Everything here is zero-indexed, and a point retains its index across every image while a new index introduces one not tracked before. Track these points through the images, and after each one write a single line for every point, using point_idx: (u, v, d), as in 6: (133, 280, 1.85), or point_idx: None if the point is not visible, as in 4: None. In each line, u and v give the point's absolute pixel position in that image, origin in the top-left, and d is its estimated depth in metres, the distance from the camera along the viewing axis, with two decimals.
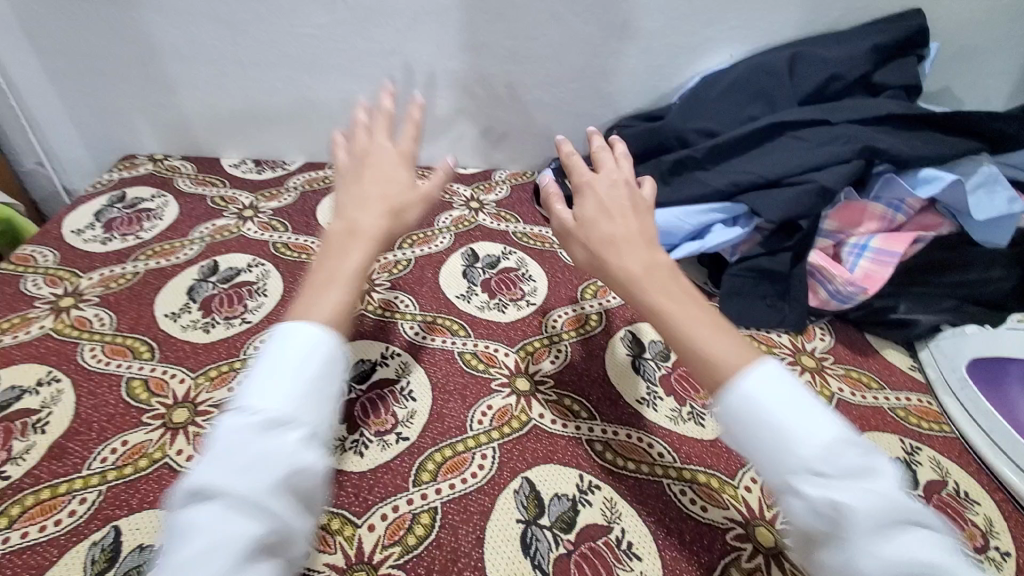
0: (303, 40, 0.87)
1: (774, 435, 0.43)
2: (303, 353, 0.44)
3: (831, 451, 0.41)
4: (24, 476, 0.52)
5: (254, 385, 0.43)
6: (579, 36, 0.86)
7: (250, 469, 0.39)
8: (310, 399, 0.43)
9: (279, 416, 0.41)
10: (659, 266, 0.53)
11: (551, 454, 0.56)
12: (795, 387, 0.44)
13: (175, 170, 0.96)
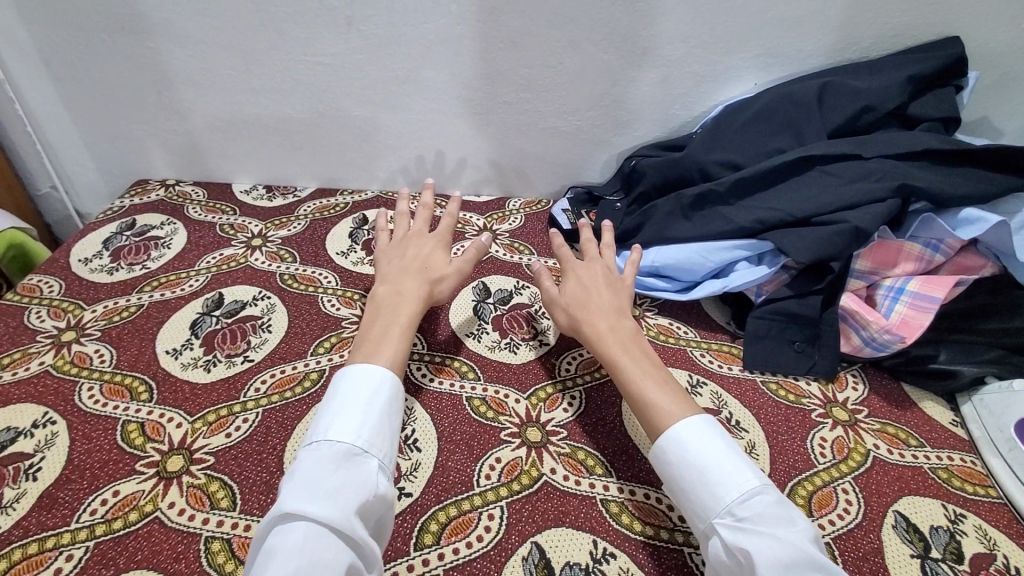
0: (316, 68, 0.86)
1: (696, 478, 0.49)
2: (376, 388, 0.53)
3: (744, 496, 0.46)
4: (12, 528, 0.49)
5: (329, 422, 0.50)
6: (597, 64, 0.83)
7: (335, 494, 0.45)
8: (381, 429, 0.51)
9: (355, 447, 0.48)
10: (623, 328, 0.62)
11: (562, 516, 0.52)
12: (714, 437, 0.50)
13: (186, 196, 0.95)
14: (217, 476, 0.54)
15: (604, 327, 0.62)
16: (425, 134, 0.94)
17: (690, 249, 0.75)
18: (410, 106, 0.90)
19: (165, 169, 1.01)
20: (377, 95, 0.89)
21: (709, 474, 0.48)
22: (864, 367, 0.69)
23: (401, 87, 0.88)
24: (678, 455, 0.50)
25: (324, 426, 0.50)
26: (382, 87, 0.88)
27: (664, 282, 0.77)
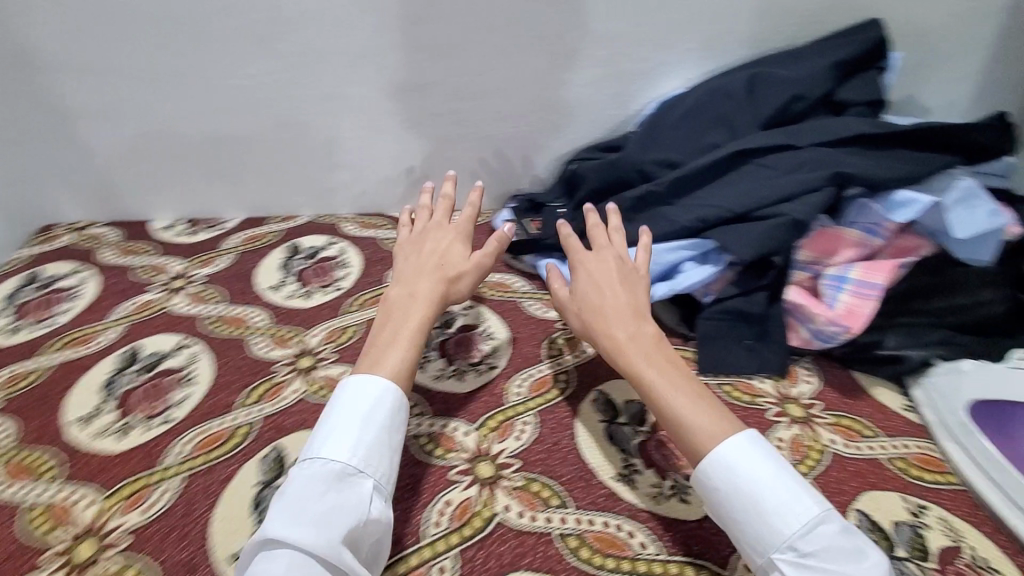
0: (233, 92, 0.81)
1: (749, 506, 0.47)
2: (373, 405, 0.51)
3: (807, 528, 0.45)
4: None
5: (327, 440, 0.49)
6: (526, 69, 0.80)
7: (320, 518, 0.44)
8: (380, 448, 0.50)
9: (350, 467, 0.48)
10: (645, 335, 0.58)
11: (518, 558, 0.49)
12: (766, 461, 0.48)
13: (98, 239, 0.88)
14: (135, 558, 0.49)
15: (623, 337, 0.57)
16: (354, 152, 0.89)
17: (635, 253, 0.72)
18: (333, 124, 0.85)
19: (75, 213, 0.93)
20: (298, 116, 0.84)
21: (764, 502, 0.47)
22: (816, 360, 0.68)
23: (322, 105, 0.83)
24: (726, 481, 0.48)
25: (319, 444, 0.49)
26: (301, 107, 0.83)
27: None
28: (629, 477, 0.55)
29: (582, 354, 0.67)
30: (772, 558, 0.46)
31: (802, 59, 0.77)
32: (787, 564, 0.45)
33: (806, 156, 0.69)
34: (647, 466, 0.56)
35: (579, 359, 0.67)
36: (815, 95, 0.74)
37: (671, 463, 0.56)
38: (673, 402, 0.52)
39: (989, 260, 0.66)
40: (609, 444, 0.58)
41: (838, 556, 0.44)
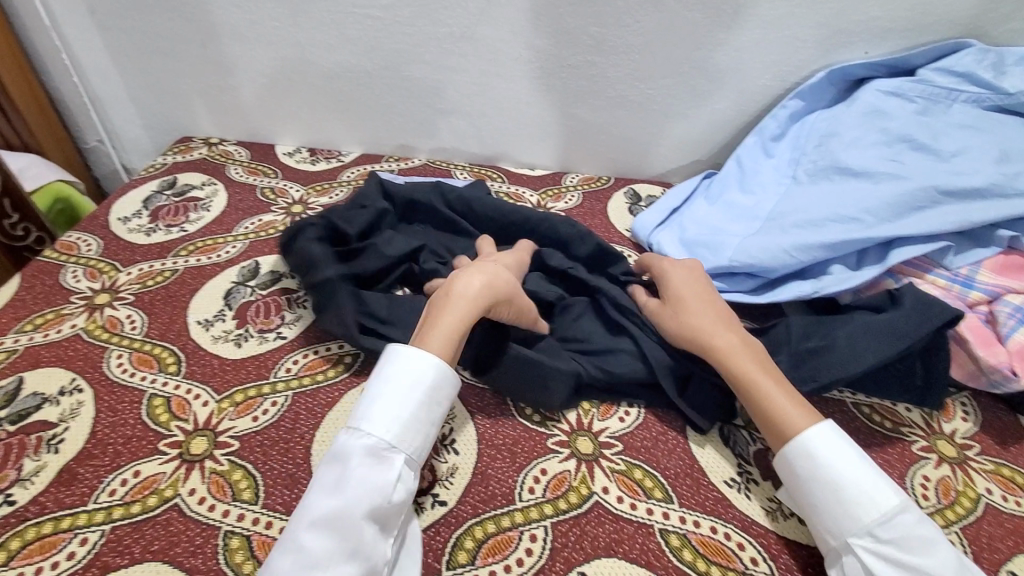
0: (365, 22, 0.79)
1: (829, 493, 0.45)
2: (417, 383, 0.47)
3: (886, 517, 0.43)
4: (74, 458, 0.50)
5: (370, 412, 0.46)
6: (681, 23, 0.73)
7: (372, 490, 0.43)
8: (433, 409, 0.47)
9: (381, 443, 0.45)
10: (748, 343, 0.53)
11: (615, 545, 0.46)
12: (845, 445, 0.46)
13: (228, 155, 0.91)
14: (241, 464, 0.50)
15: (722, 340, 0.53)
16: (484, 101, 0.85)
17: (773, 243, 0.65)
18: (504, 87, 0.83)
19: (223, 128, 0.96)
20: (473, 76, 0.83)
21: (846, 478, 0.45)
22: (976, 394, 0.60)
23: (507, 68, 0.81)
24: (822, 459, 0.46)
25: (366, 411, 0.46)
26: (481, 69, 0.81)
27: (724, 283, 0.68)
28: (744, 486, 0.50)
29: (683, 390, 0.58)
30: (847, 543, 0.43)
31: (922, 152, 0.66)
32: (864, 552, 0.42)
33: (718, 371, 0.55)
34: (764, 477, 0.51)
35: None
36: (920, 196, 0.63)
37: None
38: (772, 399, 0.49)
39: None
40: (724, 447, 0.53)
41: (913, 547, 0.42)
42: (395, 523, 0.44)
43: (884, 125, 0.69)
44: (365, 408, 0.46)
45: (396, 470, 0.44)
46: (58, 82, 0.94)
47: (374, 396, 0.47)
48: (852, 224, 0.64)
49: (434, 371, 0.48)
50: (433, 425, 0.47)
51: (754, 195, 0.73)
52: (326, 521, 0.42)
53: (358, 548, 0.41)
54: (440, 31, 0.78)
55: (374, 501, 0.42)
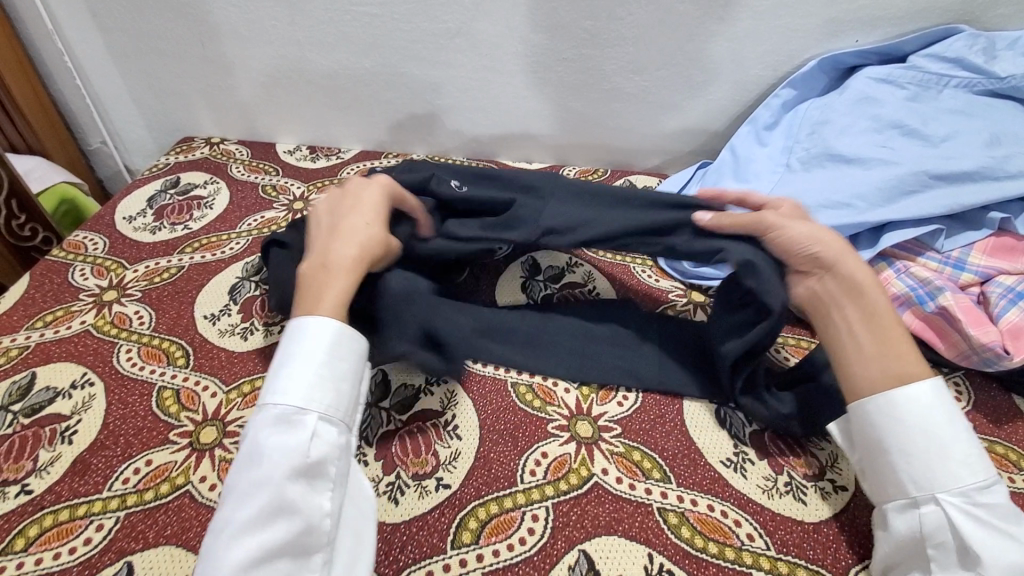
0: (362, 20, 0.80)
1: (940, 446, 0.44)
2: (319, 343, 0.47)
3: (987, 486, 0.43)
4: (86, 449, 0.51)
5: (280, 384, 0.46)
6: (673, 15, 0.74)
7: (290, 454, 0.43)
8: (340, 364, 0.47)
9: (291, 409, 0.45)
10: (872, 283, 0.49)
11: (614, 523, 0.47)
12: (951, 407, 0.45)
13: (230, 154, 0.92)
14: None
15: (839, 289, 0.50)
16: (480, 96, 0.87)
17: None
18: (501, 81, 0.84)
19: (224, 127, 0.97)
20: (470, 71, 0.84)
21: (957, 438, 0.44)
22: (969, 374, 0.61)
23: (504, 62, 0.82)
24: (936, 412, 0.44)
25: (277, 385, 0.46)
26: (477, 64, 0.82)
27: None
28: (740, 465, 0.51)
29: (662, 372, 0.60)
30: (937, 497, 0.43)
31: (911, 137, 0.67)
32: (954, 508, 0.42)
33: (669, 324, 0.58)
34: (760, 457, 0.52)
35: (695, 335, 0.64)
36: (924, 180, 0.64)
37: (786, 461, 0.52)
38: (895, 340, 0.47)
39: None
40: (721, 429, 0.54)
41: (1003, 517, 0.42)
42: (327, 477, 0.44)
43: (875, 112, 0.70)
44: (275, 381, 0.46)
45: (308, 428, 0.44)
46: (62, 85, 0.95)
47: (283, 367, 0.46)
48: (844, 210, 0.65)
49: (328, 331, 0.48)
50: (345, 379, 0.48)
51: (749, 183, 0.74)
52: (254, 495, 0.42)
53: (287, 510, 0.41)
54: (436, 27, 0.79)
55: (296, 465, 0.43)
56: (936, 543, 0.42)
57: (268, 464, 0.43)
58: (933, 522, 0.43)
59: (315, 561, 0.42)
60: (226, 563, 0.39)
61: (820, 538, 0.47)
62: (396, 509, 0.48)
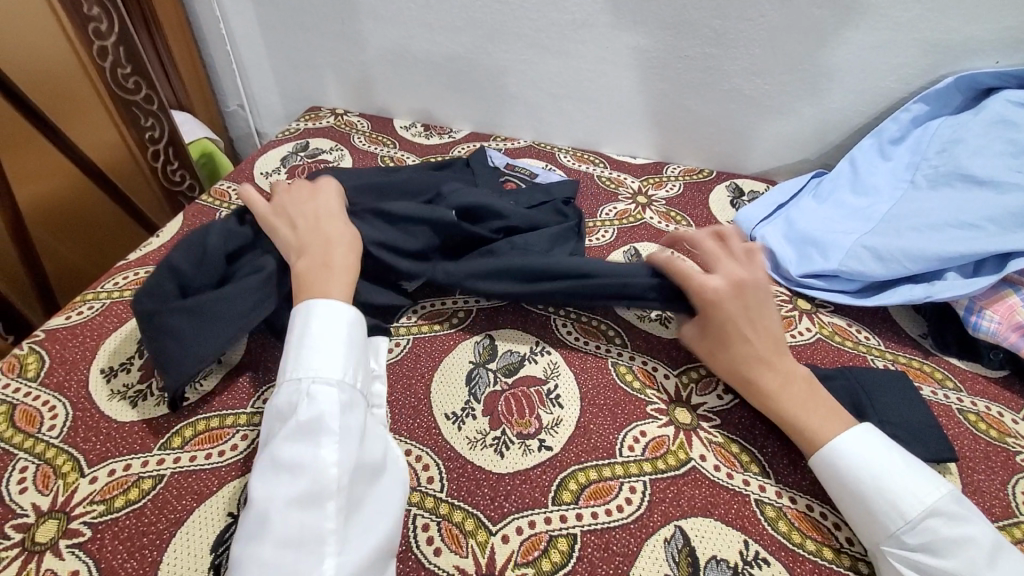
0: (492, 6, 0.84)
1: (852, 497, 0.45)
2: (324, 318, 0.50)
3: (911, 524, 0.43)
4: (232, 370, 0.58)
5: (288, 359, 0.49)
6: (806, 19, 0.73)
7: (298, 419, 0.45)
8: (339, 337, 0.50)
9: (300, 380, 0.47)
10: (796, 380, 0.51)
11: (711, 506, 0.48)
12: (878, 446, 0.46)
13: (352, 125, 0.99)
14: None
15: (776, 383, 0.51)
16: (594, 87, 0.89)
17: (887, 245, 0.65)
18: (617, 74, 0.86)
19: (347, 99, 1.05)
20: (587, 62, 0.86)
21: (876, 486, 0.45)
22: None
23: (622, 56, 0.84)
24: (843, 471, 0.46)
25: (287, 362, 0.49)
26: (596, 55, 0.85)
27: (829, 282, 0.68)
28: None
29: None
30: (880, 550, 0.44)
31: None
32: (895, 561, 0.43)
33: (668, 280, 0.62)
34: None
35: (790, 338, 0.64)
36: None
37: None
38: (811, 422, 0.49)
39: None
40: None
41: (940, 552, 0.41)
42: (330, 429, 0.44)
43: (1016, 135, 0.66)
44: (286, 358, 0.49)
45: (314, 391, 0.46)
46: (212, 50, 1.06)
47: (292, 347, 0.49)
48: (975, 232, 0.63)
49: (345, 316, 0.51)
50: (347, 352, 0.49)
51: (868, 197, 0.73)
52: (270, 451, 0.44)
53: (299, 466, 0.43)
54: (563, 17, 0.82)
55: (301, 425, 0.44)
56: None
57: (275, 434, 0.45)
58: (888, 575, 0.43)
59: (330, 508, 0.42)
60: (251, 520, 0.41)
61: None
62: (503, 461, 0.51)
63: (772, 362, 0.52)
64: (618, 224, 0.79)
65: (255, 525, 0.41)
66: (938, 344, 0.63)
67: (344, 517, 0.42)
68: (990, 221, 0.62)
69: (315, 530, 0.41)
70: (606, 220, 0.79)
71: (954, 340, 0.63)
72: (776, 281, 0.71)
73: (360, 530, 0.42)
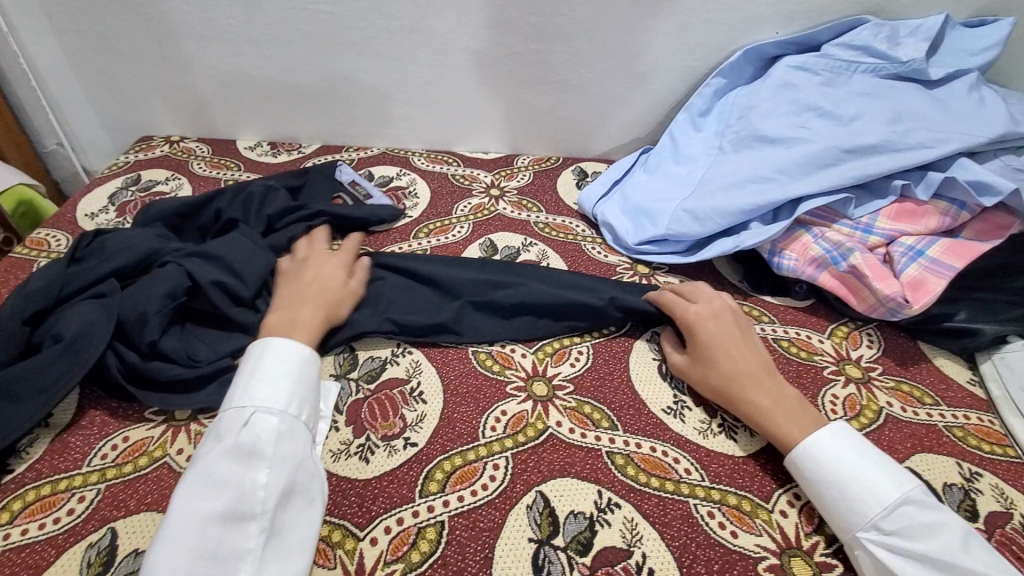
0: (318, 17, 0.83)
1: (834, 492, 0.47)
2: (282, 357, 0.52)
3: (888, 509, 0.45)
4: (64, 432, 0.54)
5: (242, 385, 0.50)
6: (612, 10, 0.80)
7: (233, 442, 0.46)
8: (293, 376, 0.52)
9: (245, 405, 0.49)
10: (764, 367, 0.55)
11: (567, 467, 0.52)
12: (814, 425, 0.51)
13: (190, 152, 0.93)
14: None
15: (747, 367, 0.55)
16: (435, 89, 0.90)
17: (702, 205, 0.73)
18: (454, 75, 0.88)
19: (183, 125, 0.99)
20: (424, 66, 0.87)
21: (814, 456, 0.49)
22: (880, 326, 0.68)
23: (456, 58, 0.86)
24: (828, 470, 0.48)
25: (236, 389, 0.51)
26: (431, 58, 0.86)
27: (661, 246, 0.76)
28: (679, 412, 0.57)
29: (608, 331, 0.64)
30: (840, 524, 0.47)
31: (825, 114, 0.74)
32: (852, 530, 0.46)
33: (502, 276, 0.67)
34: (697, 404, 0.57)
35: None
36: (839, 156, 0.70)
37: (721, 405, 0.57)
38: (750, 396, 0.53)
39: None
40: (662, 381, 0.59)
41: (917, 534, 0.44)
42: (264, 456, 0.46)
43: (794, 96, 0.76)
44: (237, 384, 0.51)
45: (253, 421, 0.48)
46: (16, 87, 0.96)
47: (244, 373, 0.52)
48: (769, 184, 0.72)
49: (288, 350, 0.53)
50: (300, 387, 0.51)
51: (687, 164, 0.81)
52: (207, 473, 0.45)
53: (227, 484, 0.44)
54: (391, 24, 0.83)
55: (235, 447, 0.46)
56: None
57: (208, 453, 0.46)
58: (867, 563, 0.45)
59: (252, 529, 0.43)
60: (169, 530, 0.42)
61: (750, 467, 0.53)
62: (368, 466, 0.52)
63: (740, 350, 0.56)
64: (473, 219, 0.81)
65: (174, 532, 0.42)
66: (754, 286, 0.73)
67: (267, 537, 0.44)
68: (780, 173, 0.72)
69: (234, 545, 0.43)
70: (462, 216, 0.81)
71: (766, 281, 0.73)
72: (618, 252, 0.77)
73: (282, 552, 0.44)
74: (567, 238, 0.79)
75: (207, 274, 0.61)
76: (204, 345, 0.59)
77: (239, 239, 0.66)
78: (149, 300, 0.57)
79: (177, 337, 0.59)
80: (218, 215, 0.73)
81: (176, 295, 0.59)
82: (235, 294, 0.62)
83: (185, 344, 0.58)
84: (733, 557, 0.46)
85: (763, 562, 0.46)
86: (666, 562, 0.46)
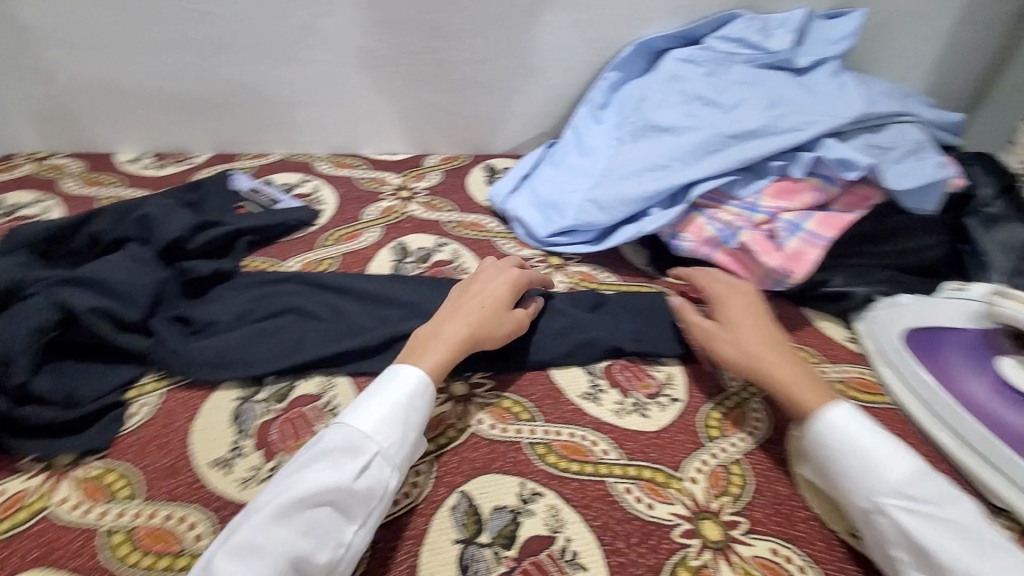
0: (199, 18, 0.79)
1: (856, 467, 0.47)
2: (408, 387, 0.49)
3: (909, 479, 0.46)
4: None
5: (367, 416, 0.47)
6: (505, 8, 0.81)
7: (310, 490, 0.43)
8: (414, 414, 0.48)
9: (345, 445, 0.45)
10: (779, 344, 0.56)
11: (489, 463, 0.52)
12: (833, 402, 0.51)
13: (62, 170, 0.85)
14: (117, 465, 0.51)
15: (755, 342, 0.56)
16: (334, 92, 0.88)
17: (606, 195, 0.76)
18: (351, 77, 0.86)
19: (51, 141, 0.90)
20: (319, 68, 0.85)
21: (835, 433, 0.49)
22: (771, 296, 0.74)
23: (353, 58, 0.84)
24: (839, 441, 0.49)
25: (359, 414, 0.47)
26: (326, 60, 0.84)
27: (572, 236, 0.78)
28: (595, 396, 0.59)
29: None
30: (867, 499, 0.46)
31: (711, 102, 0.79)
32: (879, 501, 0.45)
33: (417, 280, 0.66)
34: (611, 386, 0.60)
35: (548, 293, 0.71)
36: (725, 141, 0.75)
37: (633, 385, 0.60)
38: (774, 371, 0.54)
39: (931, 209, 0.72)
40: (578, 369, 0.61)
41: (937, 503, 0.44)
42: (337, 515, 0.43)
43: (682, 87, 0.81)
44: (355, 411, 0.47)
45: (359, 466, 0.44)
46: None
47: (371, 399, 0.48)
48: (664, 171, 0.76)
49: (411, 379, 0.49)
50: (412, 427, 0.48)
51: (590, 156, 0.84)
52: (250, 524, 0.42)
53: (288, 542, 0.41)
54: (279, 25, 0.80)
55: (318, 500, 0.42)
56: (903, 548, 0.44)
57: (278, 498, 0.43)
58: (890, 531, 0.45)
59: None
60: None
61: (662, 441, 0.55)
62: None
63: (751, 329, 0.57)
64: (384, 223, 0.79)
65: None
66: (658, 269, 0.76)
67: None
68: (674, 159, 0.76)
69: None
70: (371, 221, 0.79)
71: (669, 263, 0.77)
72: (530, 246, 0.79)
73: None
74: (479, 236, 0.79)
75: (86, 301, 0.56)
76: (87, 382, 0.55)
77: (121, 261, 0.61)
78: (13, 338, 0.52)
79: (53, 375, 0.54)
80: (95, 237, 0.67)
81: (47, 329, 0.53)
82: (122, 320, 0.57)
83: (63, 382, 0.54)
84: (649, 528, 0.49)
85: (677, 529, 0.49)
86: (587, 543, 0.48)
